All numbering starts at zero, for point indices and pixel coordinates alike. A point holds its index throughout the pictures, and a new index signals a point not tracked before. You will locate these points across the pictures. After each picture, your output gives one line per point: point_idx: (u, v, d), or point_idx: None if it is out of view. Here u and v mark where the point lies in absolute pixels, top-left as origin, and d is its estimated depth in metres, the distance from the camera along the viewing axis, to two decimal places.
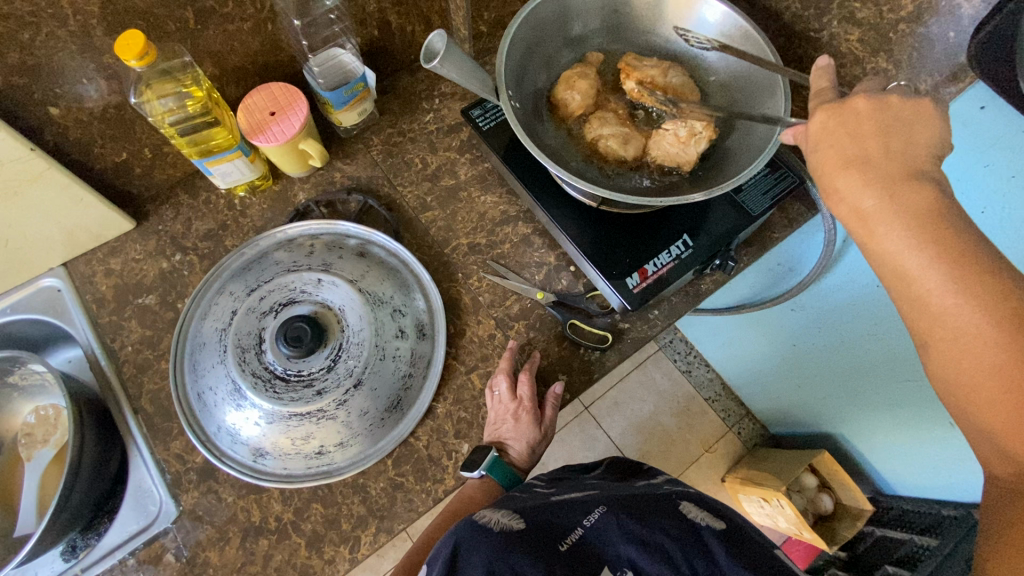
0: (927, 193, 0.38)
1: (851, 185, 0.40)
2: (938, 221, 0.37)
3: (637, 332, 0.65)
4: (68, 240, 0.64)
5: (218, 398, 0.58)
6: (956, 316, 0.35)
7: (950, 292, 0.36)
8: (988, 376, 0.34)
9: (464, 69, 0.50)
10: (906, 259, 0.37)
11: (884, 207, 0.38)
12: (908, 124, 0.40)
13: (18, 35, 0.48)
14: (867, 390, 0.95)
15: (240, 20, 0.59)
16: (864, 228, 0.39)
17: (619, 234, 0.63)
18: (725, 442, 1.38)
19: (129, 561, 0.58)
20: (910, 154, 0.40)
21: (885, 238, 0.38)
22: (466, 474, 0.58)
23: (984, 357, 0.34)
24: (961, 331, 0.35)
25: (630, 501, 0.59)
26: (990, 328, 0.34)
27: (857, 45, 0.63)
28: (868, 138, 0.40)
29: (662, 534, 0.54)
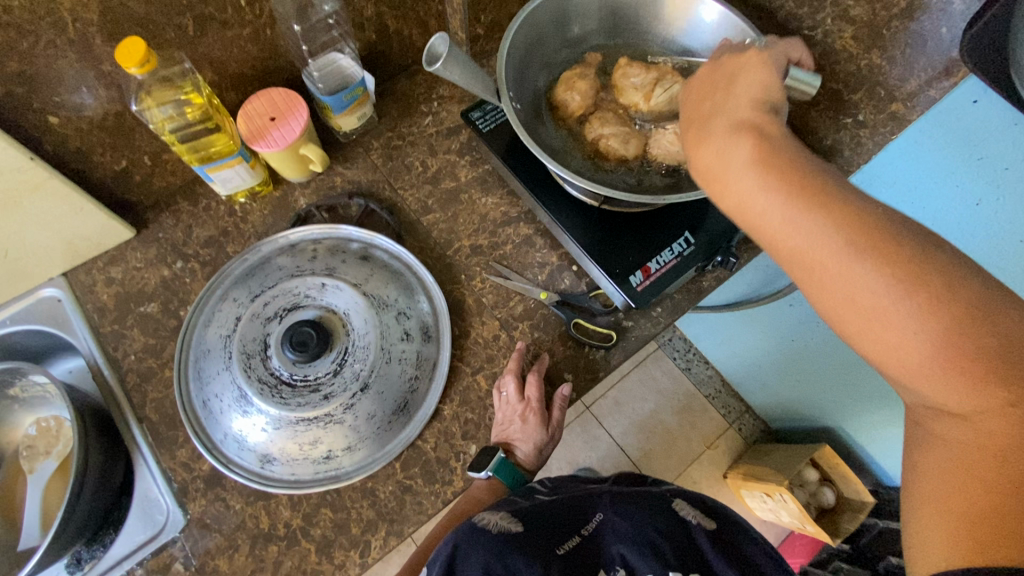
0: (746, 143, 0.38)
1: (695, 147, 0.41)
2: (771, 160, 0.38)
3: (640, 330, 0.66)
4: (68, 250, 0.64)
5: (224, 405, 0.58)
6: (813, 250, 0.36)
7: (803, 228, 0.36)
8: (861, 303, 0.35)
9: (467, 70, 0.50)
10: (755, 204, 0.38)
11: (723, 161, 0.39)
12: (731, 79, 0.43)
13: (17, 44, 0.48)
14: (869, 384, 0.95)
15: (239, 26, 0.59)
16: (714, 184, 0.40)
17: (621, 233, 0.63)
18: (725, 438, 1.39)
19: (137, 571, 0.57)
20: (734, 105, 0.41)
21: (731, 187, 0.39)
22: (474, 474, 0.58)
23: (843, 285, 0.36)
24: (824, 264, 0.36)
25: (625, 501, 0.59)
26: (847, 255, 0.35)
27: (850, 42, 0.65)
28: (705, 108, 0.43)
29: (654, 531, 0.54)
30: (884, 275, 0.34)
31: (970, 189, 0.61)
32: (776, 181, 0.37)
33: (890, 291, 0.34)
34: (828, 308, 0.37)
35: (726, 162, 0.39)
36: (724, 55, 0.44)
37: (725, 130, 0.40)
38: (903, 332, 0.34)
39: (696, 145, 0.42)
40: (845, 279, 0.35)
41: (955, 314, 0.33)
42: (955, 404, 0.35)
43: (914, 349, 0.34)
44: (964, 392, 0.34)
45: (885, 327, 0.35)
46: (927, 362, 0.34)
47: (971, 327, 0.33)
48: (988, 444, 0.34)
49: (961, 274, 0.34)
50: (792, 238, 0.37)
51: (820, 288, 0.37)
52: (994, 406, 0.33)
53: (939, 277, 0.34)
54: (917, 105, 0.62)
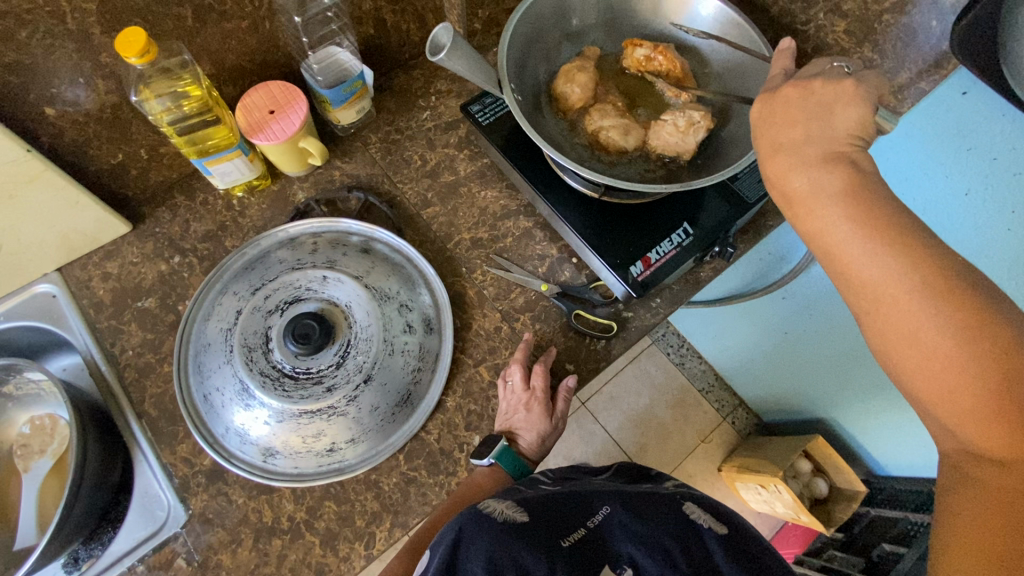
0: (840, 177, 0.40)
1: (784, 168, 0.43)
2: (864, 198, 0.40)
3: (640, 321, 0.67)
4: (63, 244, 0.63)
5: (226, 398, 0.57)
6: (879, 280, 0.39)
7: (879, 260, 0.38)
8: (924, 340, 0.37)
9: (469, 61, 0.51)
10: (838, 233, 0.40)
11: (810, 188, 0.42)
12: (826, 109, 0.41)
13: (15, 33, 0.47)
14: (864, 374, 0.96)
15: (237, 18, 0.59)
16: (798, 210, 0.43)
17: (621, 224, 0.64)
18: (720, 432, 1.40)
19: (139, 568, 0.56)
20: (828, 138, 0.42)
21: (820, 211, 0.41)
22: (476, 461, 0.58)
23: (910, 322, 0.37)
24: (892, 297, 0.38)
25: (635, 503, 0.59)
26: (916, 292, 0.37)
27: (843, 37, 0.66)
28: (796, 133, 0.43)
29: (666, 534, 0.53)
30: (949, 317, 0.36)
31: (956, 180, 0.63)
32: (864, 216, 0.39)
33: (953, 331, 0.36)
34: (890, 344, 0.39)
35: (821, 188, 0.41)
36: (817, 79, 0.42)
37: (820, 158, 0.41)
38: (958, 373, 0.36)
39: (785, 171, 0.43)
40: (913, 317, 0.37)
41: (1007, 361, 0.35)
42: (990, 447, 0.36)
43: (964, 391, 0.36)
44: (1003, 440, 0.35)
45: (942, 367, 0.37)
46: (972, 404, 0.36)
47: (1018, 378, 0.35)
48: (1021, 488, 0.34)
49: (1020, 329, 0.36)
50: (867, 269, 0.39)
51: (886, 323, 0.39)
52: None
53: (1000, 325, 0.36)
54: (906, 98, 0.64)
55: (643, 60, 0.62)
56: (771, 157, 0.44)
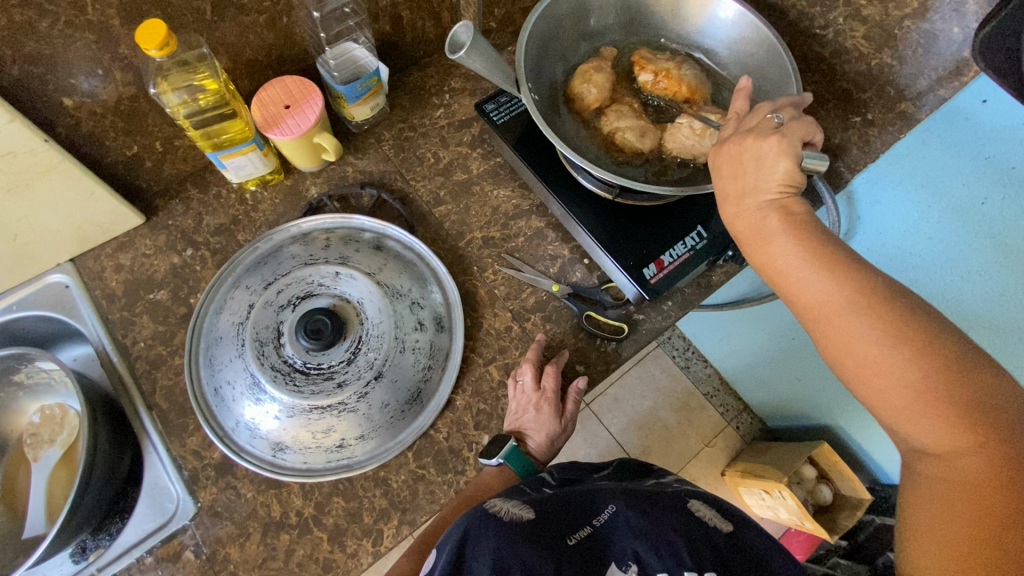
0: (775, 215, 0.44)
1: (731, 210, 0.47)
2: (800, 234, 0.44)
3: (651, 323, 0.66)
4: (77, 235, 0.63)
5: (236, 392, 0.57)
6: (814, 302, 0.42)
7: (815, 284, 0.42)
8: (854, 351, 0.40)
9: (488, 59, 0.51)
10: (779, 264, 0.44)
11: (750, 231, 0.46)
12: (758, 162, 0.45)
13: (36, 22, 0.47)
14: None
15: (256, 12, 0.59)
16: (745, 245, 0.47)
17: (635, 225, 0.64)
18: (723, 436, 1.40)
19: (147, 560, 0.56)
20: (759, 185, 0.45)
21: (762, 248, 0.45)
22: (485, 460, 0.58)
23: (846, 334, 0.41)
24: (826, 316, 0.42)
25: (641, 498, 0.58)
26: (845, 312, 0.41)
27: (862, 42, 0.66)
28: (735, 184, 0.47)
29: (673, 531, 0.52)
30: (875, 329, 0.39)
31: (974, 188, 0.63)
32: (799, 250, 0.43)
33: (887, 340, 0.39)
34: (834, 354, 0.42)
35: (761, 228, 0.45)
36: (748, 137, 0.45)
37: (756, 204, 0.45)
38: (895, 377, 0.38)
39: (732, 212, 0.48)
40: (849, 330, 0.40)
41: (935, 366, 0.37)
42: (940, 445, 0.37)
43: (899, 395, 0.38)
44: (947, 439, 0.37)
45: (875, 374, 0.39)
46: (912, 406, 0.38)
47: (952, 380, 0.37)
48: (972, 481, 0.36)
49: (952, 335, 0.38)
50: (808, 291, 0.43)
51: (827, 336, 0.42)
52: (966, 446, 0.36)
53: (928, 332, 0.38)
54: (924, 105, 0.64)
55: (649, 82, 0.62)
56: (722, 205, 0.48)
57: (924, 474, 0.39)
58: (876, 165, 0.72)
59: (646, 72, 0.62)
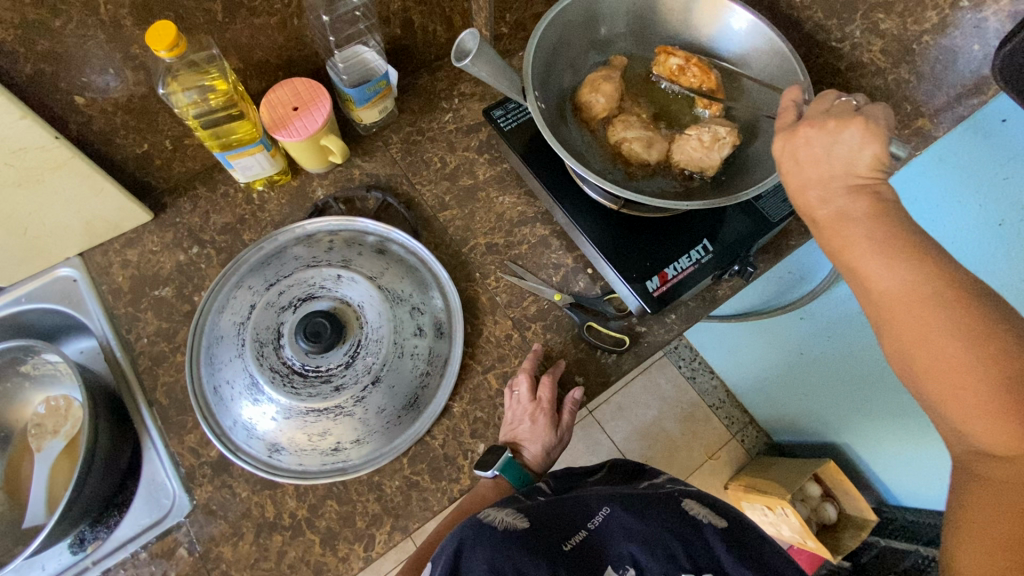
0: (863, 200, 0.41)
1: (809, 195, 0.44)
2: (882, 220, 0.40)
3: (653, 336, 0.66)
4: (86, 230, 0.64)
5: (235, 392, 0.58)
6: (891, 292, 0.38)
7: (893, 273, 0.38)
8: (926, 347, 0.37)
9: (494, 67, 0.50)
10: (855, 250, 0.40)
11: (830, 216, 0.42)
12: (842, 147, 0.41)
13: (49, 22, 0.48)
14: (896, 401, 0.92)
15: (267, 14, 0.59)
16: (818, 230, 0.44)
17: (640, 237, 0.63)
18: (728, 449, 1.38)
19: (142, 555, 0.56)
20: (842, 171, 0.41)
21: (835, 235, 0.42)
22: (480, 471, 0.57)
23: (919, 329, 0.37)
24: (901, 308, 0.38)
25: (635, 498, 0.57)
26: (925, 305, 0.37)
27: (877, 57, 0.62)
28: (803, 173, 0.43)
29: (669, 534, 0.52)
30: (955, 324, 0.36)
31: (990, 209, 0.63)
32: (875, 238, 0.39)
33: (964, 337, 0.35)
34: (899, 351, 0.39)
35: (845, 212, 0.41)
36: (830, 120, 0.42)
37: (844, 188, 0.42)
38: (966, 377, 0.35)
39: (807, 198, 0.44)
40: (923, 324, 0.37)
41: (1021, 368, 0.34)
42: (1005, 448, 0.34)
43: (973, 397, 0.35)
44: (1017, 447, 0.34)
45: (950, 373, 0.36)
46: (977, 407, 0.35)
47: None
48: None
49: None
50: (882, 281, 0.39)
51: (893, 331, 0.39)
52: None
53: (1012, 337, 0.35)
54: (942, 122, 0.62)
55: (676, 69, 0.60)
56: (798, 193, 0.45)
57: (984, 478, 0.35)
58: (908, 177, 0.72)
59: (676, 61, 0.60)
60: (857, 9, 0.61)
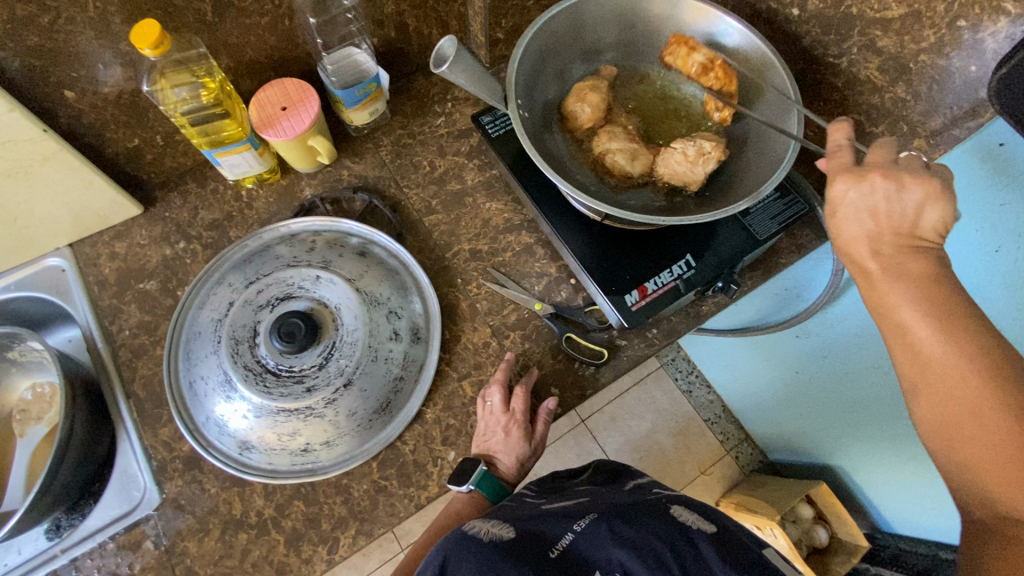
0: (921, 264, 0.42)
1: (861, 250, 0.44)
2: (934, 286, 0.41)
3: (633, 350, 0.65)
4: (75, 221, 0.65)
5: (209, 388, 0.58)
6: (941, 360, 0.39)
7: (940, 345, 0.40)
8: (969, 417, 0.38)
9: (473, 75, 0.50)
10: (903, 314, 0.41)
11: (888, 271, 0.42)
12: (913, 205, 0.41)
13: (38, 18, 0.49)
14: (892, 425, 0.89)
15: (257, 15, 0.60)
16: (867, 287, 0.44)
17: (622, 250, 0.62)
18: (721, 465, 1.35)
19: (109, 546, 0.57)
20: (901, 228, 0.42)
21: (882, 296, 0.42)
22: (454, 486, 0.57)
23: (961, 401, 0.39)
24: (949, 377, 0.39)
25: (620, 506, 0.57)
26: (975, 378, 0.38)
27: (875, 74, 0.61)
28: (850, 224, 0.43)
29: (655, 537, 0.51)
30: (1003, 398, 0.37)
31: (986, 235, 0.61)
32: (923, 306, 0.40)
33: (1003, 412, 0.37)
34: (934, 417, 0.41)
35: (906, 272, 0.42)
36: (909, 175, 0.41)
37: (899, 249, 0.42)
38: (1001, 450, 0.37)
39: (856, 253, 0.44)
40: (965, 397, 0.39)
41: None
42: None
43: (1013, 469, 0.37)
44: None
45: (996, 444, 0.37)
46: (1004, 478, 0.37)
47: None
48: None
49: None
50: (926, 350, 0.40)
51: (933, 399, 0.40)
52: None
53: None
54: (940, 143, 0.60)
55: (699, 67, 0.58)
56: (851, 245, 0.44)
57: None
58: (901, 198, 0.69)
59: (700, 56, 0.57)
60: (854, 25, 0.60)
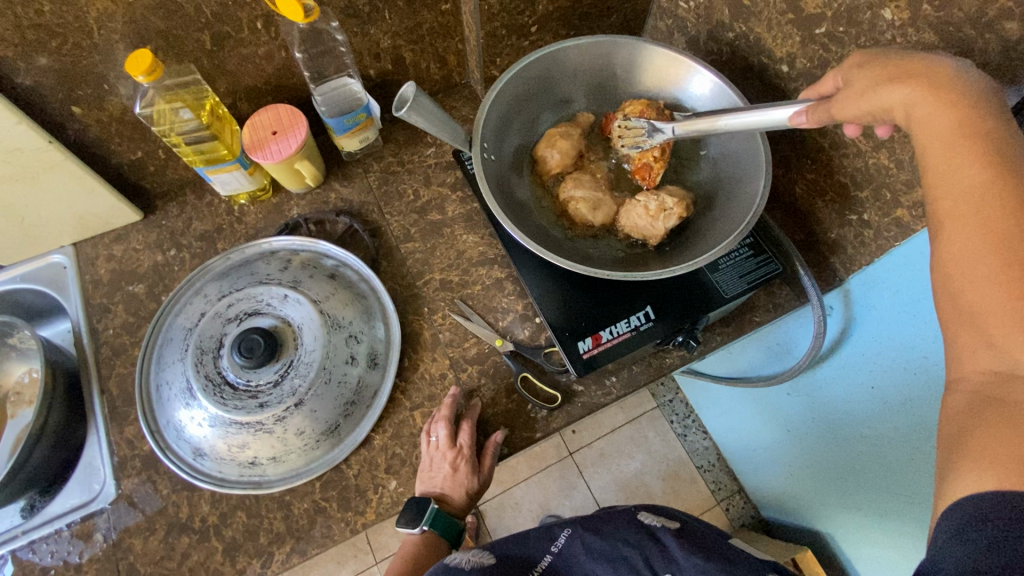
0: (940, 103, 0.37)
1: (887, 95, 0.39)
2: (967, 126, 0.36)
3: (589, 397, 0.64)
4: (79, 223, 0.70)
5: (172, 394, 0.61)
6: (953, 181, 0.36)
7: (983, 175, 0.35)
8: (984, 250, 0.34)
9: (433, 117, 0.51)
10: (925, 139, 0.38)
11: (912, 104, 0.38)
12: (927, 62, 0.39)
13: (47, 43, 0.54)
14: (882, 499, 0.83)
15: (255, 45, 0.63)
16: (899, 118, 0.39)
17: (582, 296, 0.62)
18: (710, 517, 1.30)
19: (64, 533, 0.60)
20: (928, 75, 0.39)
21: (921, 123, 0.38)
22: (406, 529, 0.59)
23: (981, 241, 0.34)
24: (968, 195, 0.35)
25: (589, 516, 0.65)
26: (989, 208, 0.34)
27: (860, 138, 0.59)
28: (882, 95, 0.40)
29: (622, 541, 0.60)
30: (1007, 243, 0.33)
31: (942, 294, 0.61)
32: (962, 132, 0.36)
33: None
34: (953, 257, 0.36)
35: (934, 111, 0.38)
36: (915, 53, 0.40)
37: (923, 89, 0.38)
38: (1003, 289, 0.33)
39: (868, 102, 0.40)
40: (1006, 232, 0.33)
41: None
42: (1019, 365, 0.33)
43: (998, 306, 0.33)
44: None
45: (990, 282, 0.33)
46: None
47: None
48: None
49: None
50: (967, 174, 0.35)
51: (958, 229, 0.35)
52: None
53: None
54: (923, 215, 0.57)
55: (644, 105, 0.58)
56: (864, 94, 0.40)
57: None
58: (869, 267, 0.67)
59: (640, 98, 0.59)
60: None
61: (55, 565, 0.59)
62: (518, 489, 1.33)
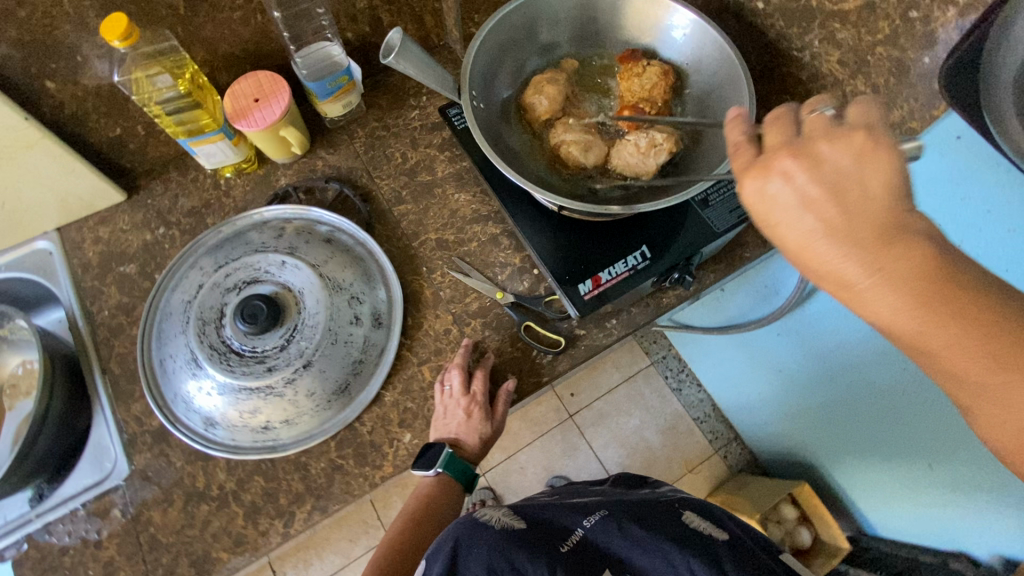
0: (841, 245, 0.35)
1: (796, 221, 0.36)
2: (898, 263, 0.34)
3: (592, 340, 0.66)
4: (61, 206, 0.69)
5: (178, 366, 0.60)
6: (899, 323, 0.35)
7: (910, 320, 0.35)
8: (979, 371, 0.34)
9: (421, 65, 0.51)
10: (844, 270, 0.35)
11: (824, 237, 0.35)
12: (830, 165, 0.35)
13: (16, 11, 0.52)
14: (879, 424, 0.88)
15: (229, 9, 0.62)
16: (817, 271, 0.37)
17: (578, 240, 0.64)
18: (709, 465, 1.34)
19: (79, 512, 0.60)
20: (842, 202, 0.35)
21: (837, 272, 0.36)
22: (420, 470, 0.61)
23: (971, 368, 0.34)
24: (921, 339, 0.35)
25: (633, 509, 0.66)
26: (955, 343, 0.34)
27: (836, 67, 0.61)
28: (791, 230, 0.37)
29: (663, 537, 0.60)
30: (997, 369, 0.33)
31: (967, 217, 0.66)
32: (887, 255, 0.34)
33: (995, 364, 0.33)
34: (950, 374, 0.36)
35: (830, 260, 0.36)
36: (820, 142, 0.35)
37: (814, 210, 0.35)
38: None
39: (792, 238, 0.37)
40: (953, 347, 0.34)
41: None
42: None
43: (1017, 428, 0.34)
44: None
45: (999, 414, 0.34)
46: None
47: None
48: None
49: None
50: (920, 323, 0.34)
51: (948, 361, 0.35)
52: None
53: None
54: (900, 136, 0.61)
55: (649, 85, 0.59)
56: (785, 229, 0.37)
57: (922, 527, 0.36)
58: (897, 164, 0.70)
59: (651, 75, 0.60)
60: (814, 18, 0.60)
61: (75, 544, 0.59)
62: (522, 454, 1.36)
